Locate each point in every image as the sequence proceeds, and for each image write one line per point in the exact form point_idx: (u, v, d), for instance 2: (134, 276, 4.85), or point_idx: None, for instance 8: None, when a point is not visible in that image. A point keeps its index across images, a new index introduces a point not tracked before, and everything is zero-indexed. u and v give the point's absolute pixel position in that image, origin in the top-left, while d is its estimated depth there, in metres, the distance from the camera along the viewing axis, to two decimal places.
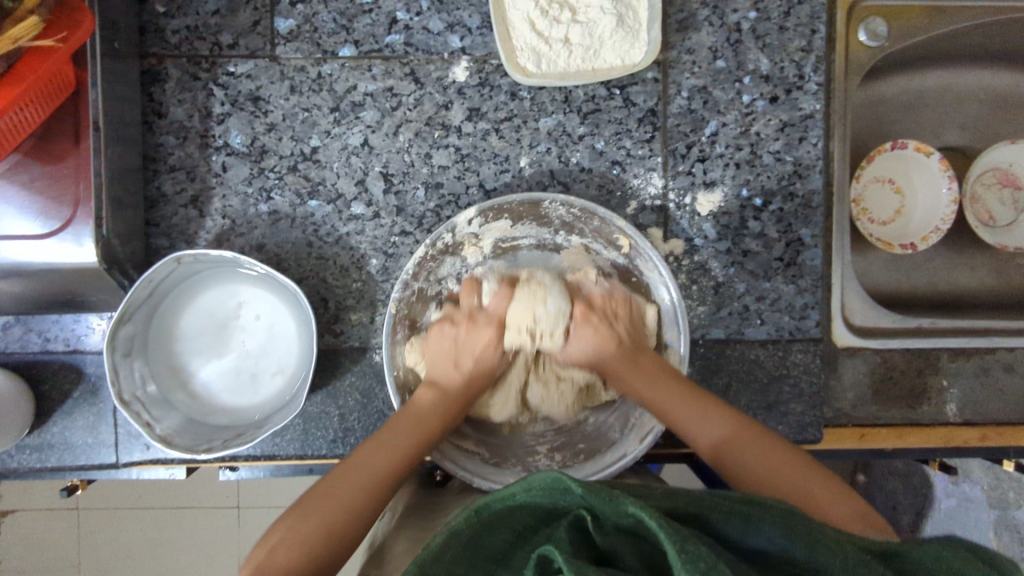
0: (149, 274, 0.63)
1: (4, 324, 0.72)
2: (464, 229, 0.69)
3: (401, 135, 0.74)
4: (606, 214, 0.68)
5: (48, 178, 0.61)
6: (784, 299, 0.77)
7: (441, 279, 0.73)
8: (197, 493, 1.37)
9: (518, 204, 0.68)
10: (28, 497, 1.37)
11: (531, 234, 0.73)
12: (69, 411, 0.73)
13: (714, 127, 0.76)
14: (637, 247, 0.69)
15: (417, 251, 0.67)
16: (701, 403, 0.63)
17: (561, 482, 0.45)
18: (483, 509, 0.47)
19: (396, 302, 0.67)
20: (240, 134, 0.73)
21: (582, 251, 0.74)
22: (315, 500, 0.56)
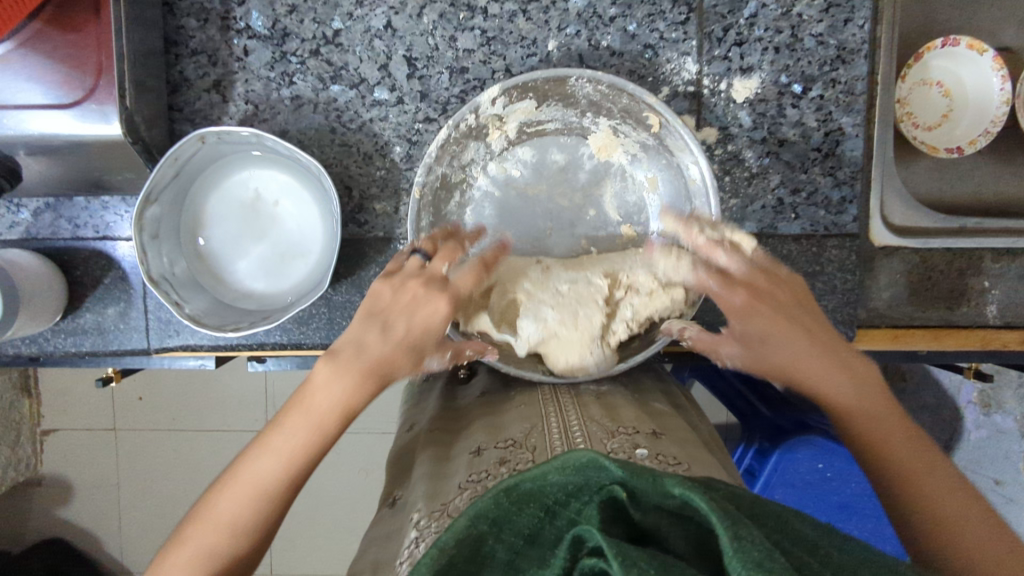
0: (174, 151, 0.63)
1: (35, 210, 0.73)
2: (488, 109, 0.67)
3: (426, 16, 0.71)
4: (635, 90, 0.65)
5: (70, 47, 0.60)
6: (820, 192, 0.74)
7: (466, 166, 0.71)
8: (227, 409, 1.40)
9: (544, 81, 0.66)
10: (67, 411, 1.42)
11: (557, 117, 0.71)
12: (101, 297, 0.74)
13: (754, 8, 0.72)
14: (667, 125, 0.67)
15: (439, 132, 0.65)
16: (861, 383, 0.57)
17: (599, 461, 0.41)
18: (513, 489, 0.42)
19: (420, 188, 0.66)
20: (261, 16, 0.71)
21: (610, 135, 0.72)
22: (263, 451, 0.53)
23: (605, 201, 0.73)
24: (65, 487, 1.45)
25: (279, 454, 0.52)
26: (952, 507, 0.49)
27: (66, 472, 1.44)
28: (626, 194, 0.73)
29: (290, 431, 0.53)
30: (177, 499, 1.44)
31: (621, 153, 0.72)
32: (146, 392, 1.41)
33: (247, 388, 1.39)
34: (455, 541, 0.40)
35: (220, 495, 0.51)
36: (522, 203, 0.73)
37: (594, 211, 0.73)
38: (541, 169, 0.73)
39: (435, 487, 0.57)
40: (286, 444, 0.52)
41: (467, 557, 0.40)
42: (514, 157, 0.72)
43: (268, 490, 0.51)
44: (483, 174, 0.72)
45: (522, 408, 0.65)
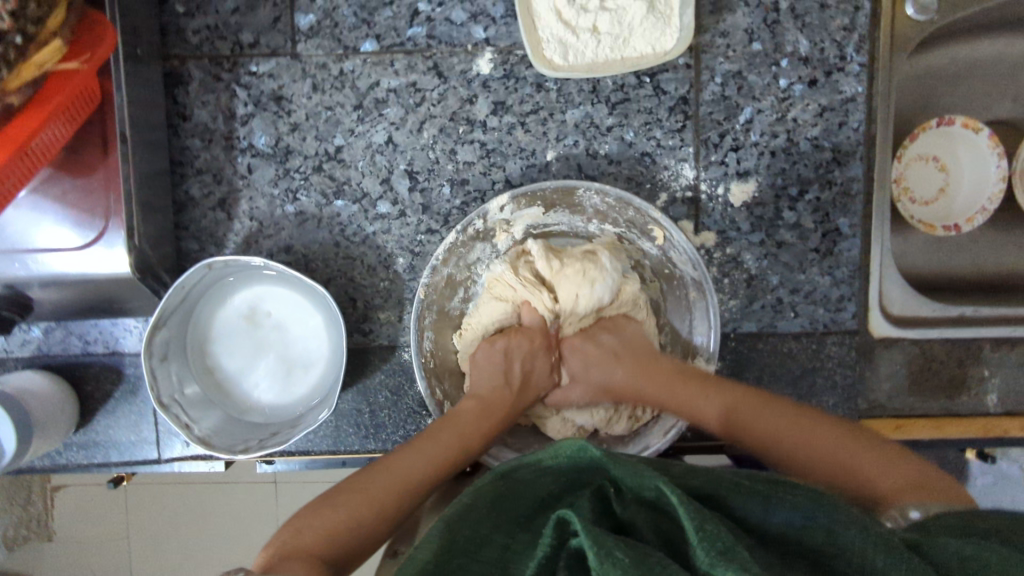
0: (182, 282, 0.64)
1: (45, 329, 0.74)
2: (497, 216, 0.69)
3: (426, 131, 0.72)
4: (642, 203, 0.67)
5: (79, 191, 0.61)
6: (819, 291, 0.75)
7: (471, 265, 0.72)
8: (237, 472, 1.42)
9: (553, 192, 0.68)
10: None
11: (564, 222, 0.72)
12: (112, 410, 0.75)
13: (749, 114, 0.73)
14: (670, 239, 0.68)
15: (448, 238, 0.68)
16: (686, 383, 0.65)
17: (584, 449, 0.48)
18: (508, 473, 0.50)
19: (424, 287, 0.68)
20: (264, 135, 0.72)
21: (614, 241, 0.72)
22: (352, 497, 0.55)
23: None
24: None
25: (388, 476, 0.57)
26: (903, 492, 0.52)
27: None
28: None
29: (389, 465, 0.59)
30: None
31: (626, 258, 0.72)
32: None
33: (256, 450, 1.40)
34: (456, 521, 0.44)
35: (323, 511, 0.53)
36: None
37: None
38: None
39: None
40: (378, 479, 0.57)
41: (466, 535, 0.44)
42: None
43: (364, 512, 0.54)
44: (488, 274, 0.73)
45: None
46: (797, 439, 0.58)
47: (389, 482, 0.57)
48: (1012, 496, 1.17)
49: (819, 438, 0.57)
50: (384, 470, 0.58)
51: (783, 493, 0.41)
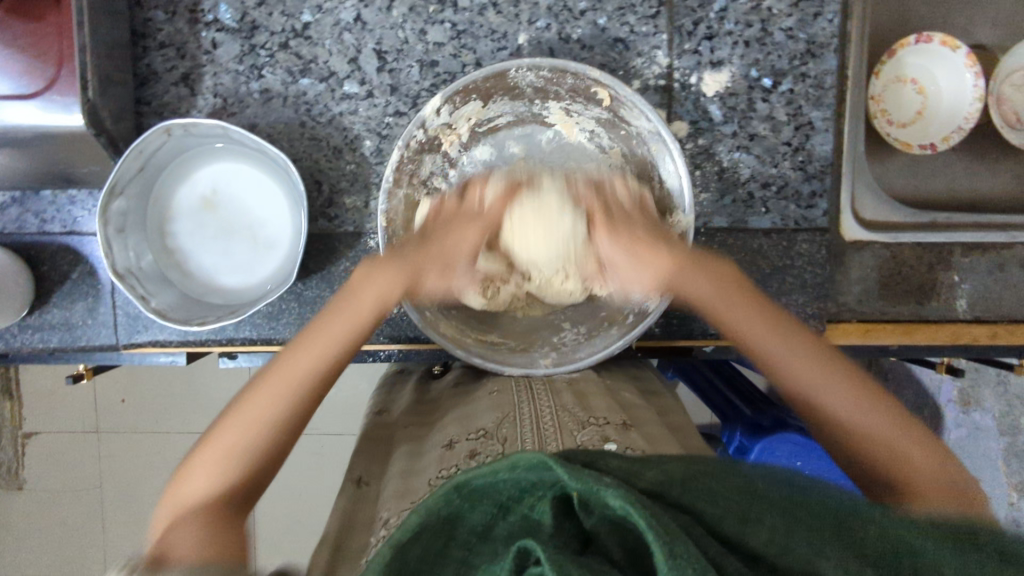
0: (139, 143, 0.62)
1: (2, 204, 0.72)
2: (434, 122, 0.66)
3: (395, 10, 0.71)
4: (577, 68, 0.64)
5: (31, 37, 0.60)
6: (791, 186, 0.74)
7: (426, 180, 0.71)
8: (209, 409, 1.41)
9: (484, 81, 0.65)
10: (49, 410, 1.43)
11: (507, 111, 0.71)
12: (68, 292, 0.73)
13: (724, 3, 0.72)
14: (617, 98, 0.66)
15: (392, 155, 0.64)
16: (769, 322, 0.60)
17: (548, 463, 0.37)
18: (465, 485, 0.39)
19: (385, 213, 0.66)
20: (229, 9, 0.71)
21: (563, 118, 0.71)
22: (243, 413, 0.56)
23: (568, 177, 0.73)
24: (46, 487, 1.45)
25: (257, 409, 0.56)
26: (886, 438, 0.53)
27: (48, 470, 1.44)
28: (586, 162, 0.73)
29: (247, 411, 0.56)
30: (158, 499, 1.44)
31: (578, 133, 0.72)
32: (130, 394, 1.41)
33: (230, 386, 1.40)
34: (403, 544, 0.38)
35: (284, 367, 0.58)
36: None
37: None
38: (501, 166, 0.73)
39: (404, 488, 0.55)
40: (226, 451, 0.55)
41: (417, 559, 0.38)
42: (470, 156, 0.73)
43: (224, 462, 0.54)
44: (445, 182, 0.72)
45: (491, 398, 0.64)
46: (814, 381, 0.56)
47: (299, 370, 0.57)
48: (986, 447, 1.18)
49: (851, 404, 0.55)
50: (296, 359, 0.58)
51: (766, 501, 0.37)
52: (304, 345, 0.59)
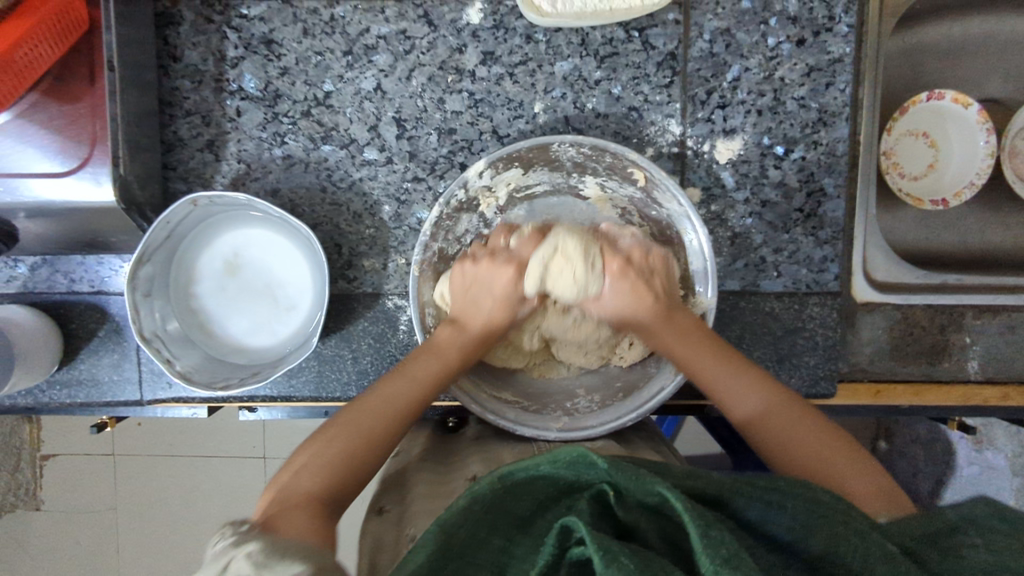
0: (167, 214, 0.64)
1: (32, 265, 0.74)
2: (477, 183, 0.67)
3: (415, 79, 0.73)
4: (619, 148, 0.65)
5: (66, 118, 0.62)
6: (803, 251, 0.75)
7: (459, 238, 0.71)
8: (224, 436, 1.44)
9: (528, 150, 0.66)
10: (69, 438, 1.47)
11: (545, 180, 0.72)
12: (94, 349, 0.75)
13: (737, 72, 0.73)
14: (653, 180, 0.67)
15: (433, 212, 0.65)
16: (728, 362, 0.63)
17: (587, 456, 0.47)
18: (510, 477, 0.49)
19: (418, 264, 0.66)
20: (254, 79, 0.73)
21: (599, 192, 0.72)
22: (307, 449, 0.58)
23: None
24: (66, 514, 1.48)
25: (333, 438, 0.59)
26: (843, 463, 0.57)
27: (69, 497, 1.48)
28: None
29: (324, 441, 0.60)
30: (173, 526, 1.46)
31: (611, 210, 0.74)
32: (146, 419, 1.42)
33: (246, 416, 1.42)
34: (453, 521, 0.46)
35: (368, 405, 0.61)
36: None
37: None
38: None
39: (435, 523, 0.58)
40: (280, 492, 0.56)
41: (474, 518, 0.47)
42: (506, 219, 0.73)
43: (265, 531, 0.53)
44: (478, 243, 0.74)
45: (516, 457, 0.67)
46: (779, 439, 0.60)
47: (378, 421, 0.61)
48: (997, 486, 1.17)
49: (805, 436, 0.59)
50: (387, 390, 0.62)
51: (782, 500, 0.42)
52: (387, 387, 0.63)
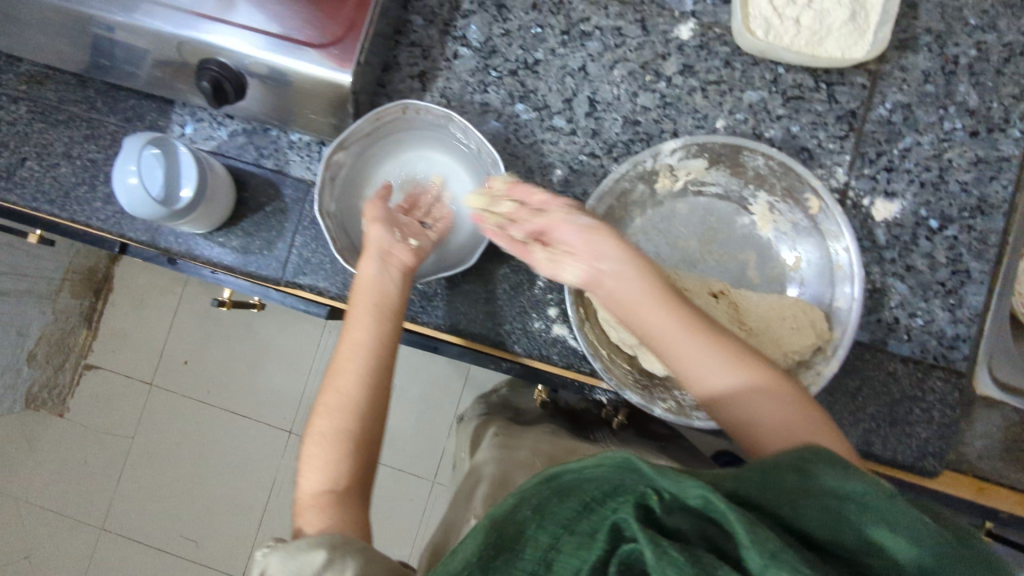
0: (383, 108, 0.73)
1: (233, 132, 0.82)
2: (666, 157, 0.74)
3: (616, 70, 0.80)
4: (802, 171, 0.71)
5: (332, 1, 0.70)
6: (937, 323, 0.77)
7: (629, 205, 0.78)
8: (258, 400, 1.51)
9: (722, 146, 0.73)
10: (119, 354, 1.56)
11: (720, 182, 0.78)
12: (257, 221, 0.81)
13: (909, 143, 0.78)
14: (826, 210, 0.72)
15: (622, 167, 0.72)
16: (779, 385, 0.58)
17: (631, 463, 0.39)
18: (557, 477, 0.43)
19: (589, 210, 0.73)
20: (478, 31, 0.81)
21: (766, 211, 0.78)
22: (313, 450, 0.58)
23: (748, 266, 0.79)
24: (90, 422, 1.54)
25: (365, 339, 0.63)
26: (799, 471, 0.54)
27: (99, 408, 1.54)
28: (768, 261, 0.79)
29: (353, 324, 0.64)
30: (184, 465, 1.52)
31: (771, 230, 0.78)
32: (191, 357, 1.54)
33: (285, 386, 1.51)
34: (502, 517, 0.43)
35: (329, 399, 0.60)
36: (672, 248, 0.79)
37: (739, 275, 0.78)
38: (697, 226, 0.79)
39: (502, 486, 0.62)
40: (351, 348, 0.62)
41: (521, 520, 0.43)
42: (672, 208, 0.80)
43: (340, 438, 0.58)
44: (640, 217, 0.79)
45: None
46: (765, 434, 0.57)
47: (334, 421, 0.59)
48: None
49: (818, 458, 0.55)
50: (329, 403, 0.60)
51: (795, 501, 0.38)
52: (343, 363, 0.62)
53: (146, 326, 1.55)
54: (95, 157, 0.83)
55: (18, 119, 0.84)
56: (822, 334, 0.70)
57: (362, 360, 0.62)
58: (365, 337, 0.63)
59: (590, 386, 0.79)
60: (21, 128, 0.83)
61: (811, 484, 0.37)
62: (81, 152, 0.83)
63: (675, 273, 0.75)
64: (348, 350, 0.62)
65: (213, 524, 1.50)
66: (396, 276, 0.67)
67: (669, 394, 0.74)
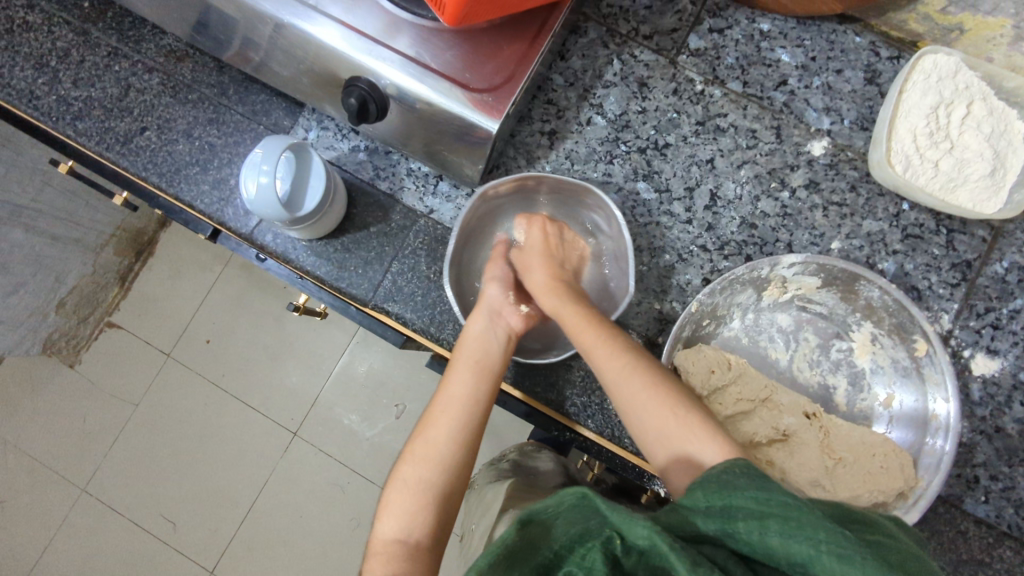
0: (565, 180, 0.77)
1: (354, 147, 0.84)
2: (783, 268, 0.73)
3: (742, 171, 0.81)
4: (918, 313, 0.70)
5: (496, 51, 0.71)
6: (1018, 492, 0.75)
7: (733, 304, 0.77)
8: (275, 398, 1.47)
9: (841, 270, 0.73)
10: (144, 319, 1.50)
11: (827, 303, 0.78)
12: (359, 239, 0.81)
13: (1020, 305, 0.78)
14: (932, 355, 0.71)
15: (740, 268, 0.72)
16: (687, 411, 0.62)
17: (586, 498, 0.49)
18: (529, 522, 0.52)
19: (698, 303, 0.72)
20: (616, 103, 0.82)
21: (867, 342, 0.77)
22: (396, 493, 0.66)
23: (836, 392, 0.77)
24: (98, 381, 1.48)
25: (462, 398, 0.70)
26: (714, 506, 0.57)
27: (109, 368, 1.48)
28: (859, 392, 0.77)
29: (451, 378, 0.71)
30: (180, 447, 1.46)
31: (869, 362, 0.77)
32: (215, 338, 1.49)
33: (305, 389, 1.47)
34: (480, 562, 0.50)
35: (419, 449, 0.68)
36: (763, 356, 0.78)
37: (825, 398, 0.77)
38: (792, 341, 0.79)
39: None
40: (448, 401, 0.70)
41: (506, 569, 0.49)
42: (771, 317, 0.79)
43: (420, 487, 0.65)
44: (740, 319, 0.79)
45: None
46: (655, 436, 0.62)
47: (418, 472, 0.66)
48: None
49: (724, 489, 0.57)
50: (418, 453, 0.67)
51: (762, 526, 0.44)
52: (438, 417, 0.69)
53: (175, 296, 1.50)
54: (214, 142, 0.84)
55: (148, 89, 0.85)
56: (910, 481, 0.68)
57: (456, 416, 0.69)
58: (465, 396, 0.70)
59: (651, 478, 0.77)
60: (149, 99, 0.85)
61: (735, 506, 0.46)
62: (202, 134, 0.84)
63: (772, 385, 0.74)
64: (447, 405, 0.70)
65: (197, 515, 1.44)
66: (499, 334, 0.74)
67: None
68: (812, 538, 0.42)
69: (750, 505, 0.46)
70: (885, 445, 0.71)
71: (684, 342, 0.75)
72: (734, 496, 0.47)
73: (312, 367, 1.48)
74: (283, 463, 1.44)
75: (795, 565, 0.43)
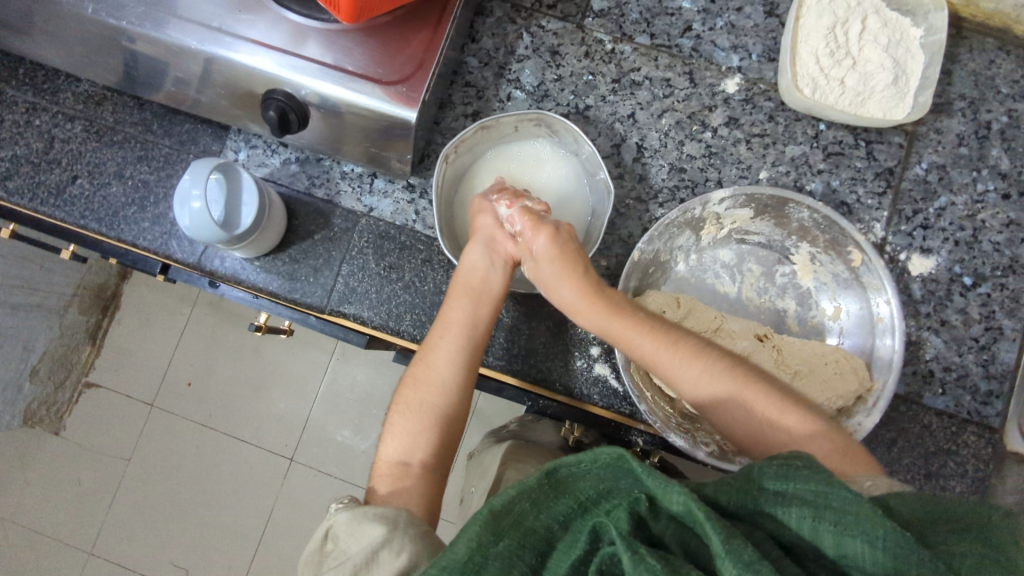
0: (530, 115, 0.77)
1: (286, 160, 0.85)
2: (715, 206, 0.76)
3: (664, 119, 0.83)
4: (847, 225, 0.73)
5: (402, 42, 0.72)
6: (970, 378, 0.78)
7: (674, 248, 0.80)
8: (262, 426, 1.48)
9: (768, 198, 0.76)
10: (120, 371, 1.50)
11: (764, 232, 0.81)
12: (305, 248, 0.82)
13: (944, 203, 0.81)
14: (868, 263, 0.74)
15: (674, 211, 0.74)
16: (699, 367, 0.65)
17: (624, 458, 0.47)
18: (554, 473, 0.50)
19: (639, 252, 0.74)
20: (532, 75, 0.84)
21: (807, 262, 0.80)
22: (399, 417, 0.67)
23: (787, 315, 0.80)
24: (84, 440, 1.47)
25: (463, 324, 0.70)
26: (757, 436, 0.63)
27: (92, 427, 1.47)
28: (808, 311, 0.80)
29: (449, 307, 0.71)
30: (177, 491, 1.46)
31: (812, 280, 0.80)
32: (195, 378, 1.49)
33: (292, 411, 1.48)
34: (501, 505, 0.48)
35: (419, 375, 0.69)
36: (712, 292, 0.81)
37: (778, 321, 0.80)
38: (737, 274, 0.81)
39: None
40: (446, 327, 0.70)
41: (520, 512, 0.48)
42: (715, 254, 0.82)
43: (421, 411, 0.67)
44: (684, 261, 0.81)
45: None
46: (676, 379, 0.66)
47: (419, 397, 0.67)
48: None
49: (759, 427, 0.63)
50: (418, 376, 0.69)
51: (827, 514, 0.42)
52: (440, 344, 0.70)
53: (145, 342, 1.50)
54: (147, 179, 0.84)
55: (73, 137, 0.86)
56: (865, 381, 0.72)
57: (455, 342, 0.70)
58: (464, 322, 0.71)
59: (627, 428, 0.80)
60: (75, 147, 0.85)
61: (791, 492, 0.44)
62: (134, 172, 0.85)
63: (722, 316, 0.76)
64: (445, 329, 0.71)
65: (206, 555, 1.44)
66: (496, 263, 0.74)
67: (710, 437, 0.75)
68: (873, 539, 0.40)
69: (811, 495, 0.43)
70: (838, 355, 0.73)
71: (633, 293, 0.78)
72: (791, 482, 0.45)
73: (294, 389, 1.49)
74: (282, 488, 1.45)
75: (844, 557, 0.41)
